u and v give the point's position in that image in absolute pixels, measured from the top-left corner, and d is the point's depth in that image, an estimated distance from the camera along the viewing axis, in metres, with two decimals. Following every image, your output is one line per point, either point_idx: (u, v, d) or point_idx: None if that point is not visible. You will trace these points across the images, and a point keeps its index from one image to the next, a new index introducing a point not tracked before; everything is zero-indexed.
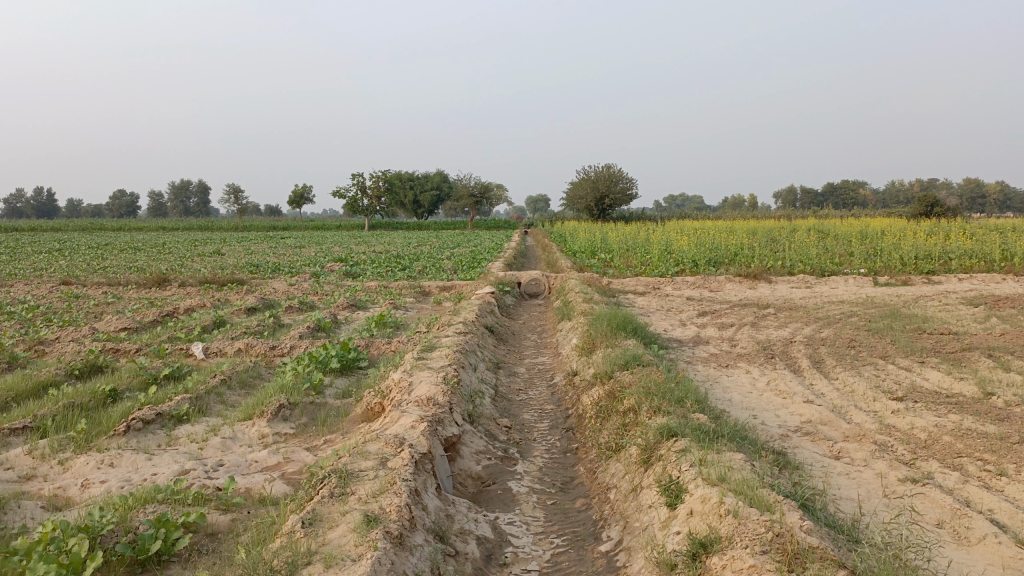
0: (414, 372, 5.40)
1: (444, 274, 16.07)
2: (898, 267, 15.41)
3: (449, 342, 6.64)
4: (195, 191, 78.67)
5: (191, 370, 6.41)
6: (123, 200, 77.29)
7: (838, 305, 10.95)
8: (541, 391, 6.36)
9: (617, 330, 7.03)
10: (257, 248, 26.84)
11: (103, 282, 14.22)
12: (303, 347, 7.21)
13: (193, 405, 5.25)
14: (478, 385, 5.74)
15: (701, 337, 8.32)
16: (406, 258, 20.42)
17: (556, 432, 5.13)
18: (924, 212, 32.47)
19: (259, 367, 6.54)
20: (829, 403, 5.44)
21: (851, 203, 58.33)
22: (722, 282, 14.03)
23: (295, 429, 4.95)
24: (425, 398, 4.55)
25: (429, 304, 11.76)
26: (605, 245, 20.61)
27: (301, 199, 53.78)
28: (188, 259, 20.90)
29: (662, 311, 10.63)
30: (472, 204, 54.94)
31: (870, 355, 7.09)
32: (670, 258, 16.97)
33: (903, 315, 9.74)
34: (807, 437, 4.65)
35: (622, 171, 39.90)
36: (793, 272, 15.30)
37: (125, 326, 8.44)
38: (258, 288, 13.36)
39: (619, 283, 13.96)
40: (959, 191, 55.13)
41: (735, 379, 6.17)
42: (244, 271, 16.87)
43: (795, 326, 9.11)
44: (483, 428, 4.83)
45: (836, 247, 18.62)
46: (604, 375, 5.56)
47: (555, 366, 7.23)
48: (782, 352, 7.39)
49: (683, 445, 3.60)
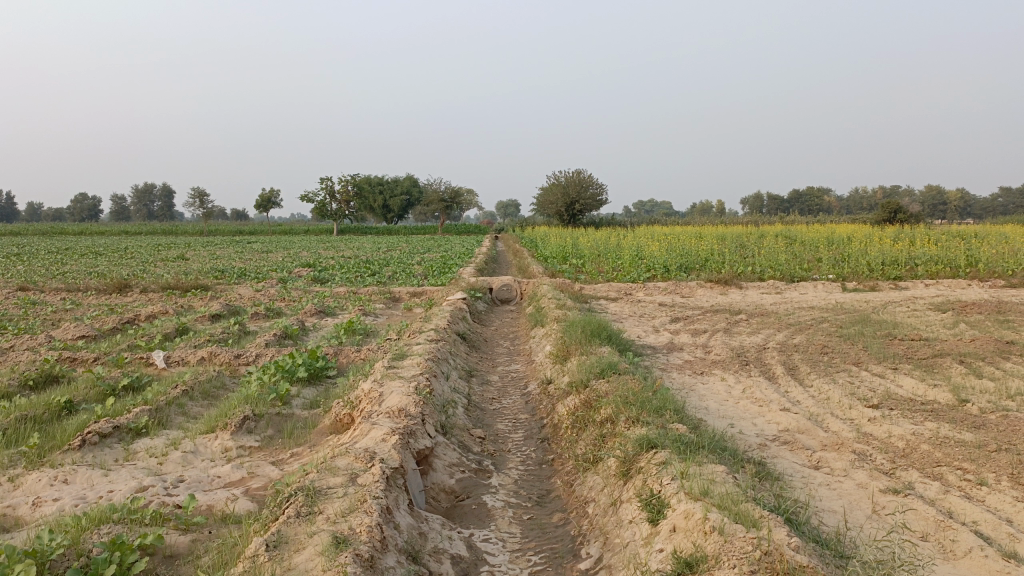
0: (384, 382, 5.23)
1: (415, 279, 15.88)
2: (865, 273, 15.58)
3: (421, 350, 6.48)
4: (159, 194, 77.29)
5: (152, 380, 6.18)
6: (85, 204, 75.69)
7: (809, 311, 10.99)
8: (514, 400, 6.24)
9: (591, 337, 6.94)
10: (222, 253, 26.37)
11: (61, 288, 13.80)
12: (269, 355, 7.00)
13: (153, 418, 5.03)
14: (450, 395, 5.61)
15: (675, 344, 8.26)
16: (376, 263, 20.18)
17: (531, 443, 5.01)
18: (887, 219, 33.02)
19: (223, 377, 6.32)
20: (806, 411, 5.40)
21: (816, 210, 59.20)
22: (693, 287, 14.05)
23: (260, 442, 4.76)
24: (397, 409, 4.40)
25: (399, 310, 11.57)
26: (576, 251, 20.58)
27: (268, 203, 53.11)
28: (151, 264, 20.43)
29: (635, 318, 10.58)
30: (441, 208, 54.68)
31: (844, 361, 7.09)
32: (641, 264, 16.97)
33: (873, 321, 9.80)
34: (785, 447, 4.58)
35: (593, 177, 40.00)
36: (763, 278, 15.38)
37: (83, 334, 8.14)
38: (224, 294, 13.06)
39: (591, 289, 13.91)
40: (920, 197, 56.24)
41: (710, 387, 6.10)
42: (209, 277, 16.50)
43: (767, 332, 9.11)
44: (456, 440, 4.70)
45: (805, 253, 18.78)
46: (579, 384, 5.45)
47: (529, 374, 7.11)
48: (756, 359, 7.36)
49: (664, 457, 3.50)
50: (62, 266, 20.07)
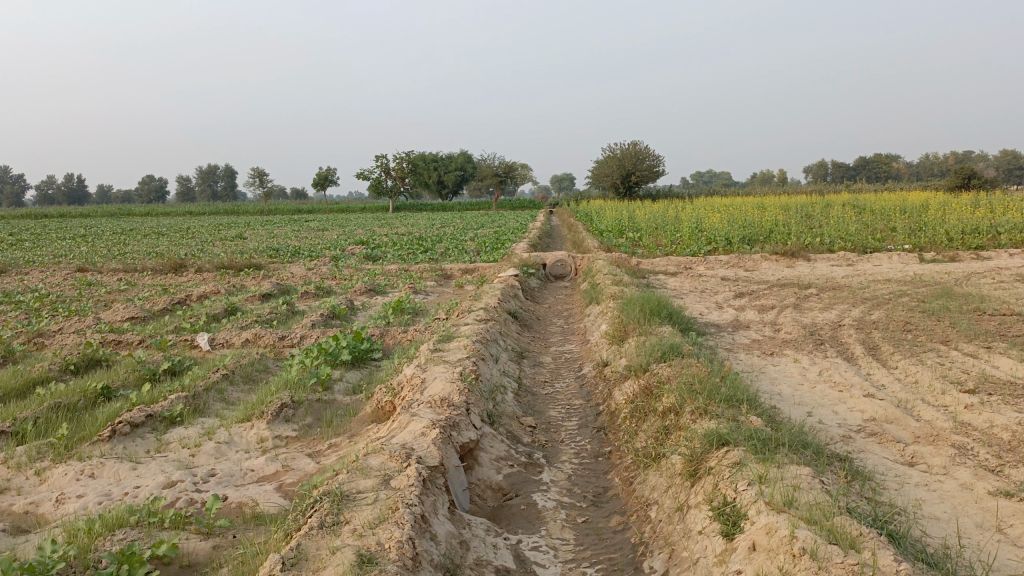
0: (428, 367, 4.89)
1: (467, 256, 15.56)
2: (943, 242, 14.60)
3: (468, 332, 6.12)
4: (222, 175, 79.04)
5: (194, 364, 5.99)
6: (152, 186, 77.93)
7: (885, 284, 10.26)
8: (568, 384, 5.85)
9: (650, 316, 6.47)
10: (279, 233, 26.62)
11: (119, 269, 13.94)
12: (314, 337, 6.74)
13: (189, 405, 4.82)
14: (498, 379, 5.25)
15: (741, 322, 7.72)
16: (429, 240, 19.96)
17: (586, 432, 4.62)
18: (961, 184, 31.29)
19: (265, 360, 6.09)
20: (893, 398, 4.86)
21: (883, 177, 56.81)
22: (757, 260, 13.37)
23: (297, 431, 4.48)
24: (439, 398, 4.05)
25: (451, 287, 11.27)
26: (633, 224, 19.97)
27: (324, 181, 53.57)
28: (208, 244, 20.62)
29: (696, 293, 10.03)
30: (495, 183, 54.28)
31: (930, 340, 6.46)
32: (701, 236, 16.29)
33: (958, 294, 9.04)
34: (872, 440, 4.09)
35: (649, 148, 38.98)
36: (832, 249, 14.56)
37: (131, 316, 8.05)
38: (275, 273, 12.98)
39: (648, 264, 13.35)
40: (995, 162, 53.38)
41: (783, 369, 5.59)
42: (263, 256, 16.51)
43: (841, 308, 8.47)
44: (504, 430, 4.33)
45: (877, 223, 17.75)
46: (638, 368, 5.01)
47: (584, 355, 6.70)
48: (832, 337, 6.78)
49: (738, 457, 3.07)
50: (125, 246, 20.47)
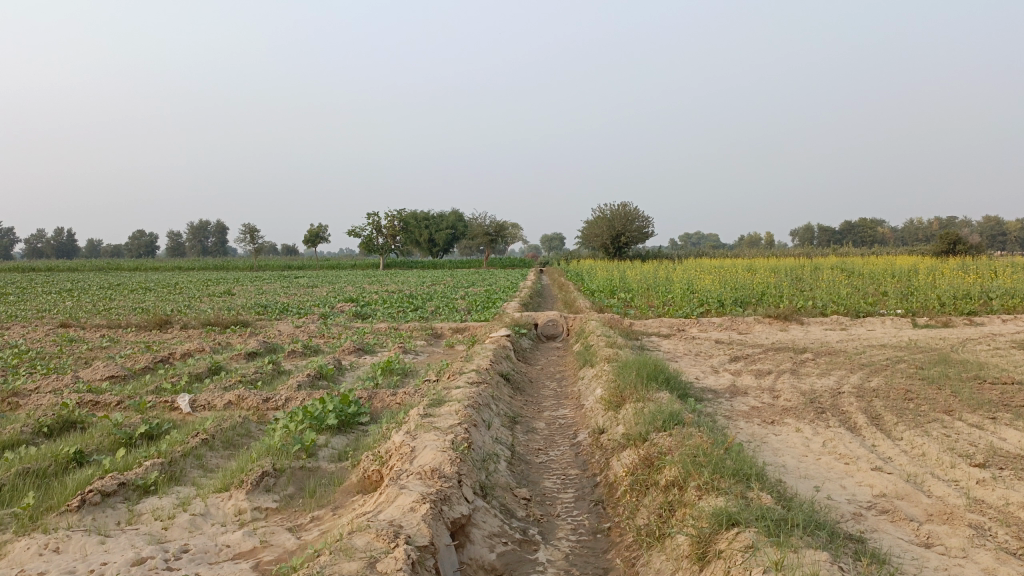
0: (417, 434, 4.68)
1: (458, 315, 15.39)
2: (936, 307, 14.57)
3: (460, 396, 5.91)
4: (212, 231, 79.09)
5: (173, 427, 5.74)
6: (142, 241, 77.86)
7: (881, 350, 10.14)
8: (563, 452, 5.63)
9: (647, 380, 6.29)
10: (268, 289, 26.47)
11: (103, 325, 13.68)
12: (299, 399, 6.51)
13: (165, 472, 4.57)
14: (491, 447, 5.04)
15: (738, 387, 7.55)
16: (419, 298, 19.82)
17: (583, 505, 4.40)
18: (947, 249, 31.60)
19: (247, 424, 5.84)
20: (901, 471, 4.67)
21: (869, 241, 57.48)
22: (750, 323, 13.27)
23: (278, 502, 4.24)
24: (430, 469, 3.84)
25: (441, 347, 11.07)
26: (624, 284, 19.92)
27: (315, 238, 53.65)
28: (195, 300, 20.40)
29: (691, 356, 9.88)
30: (486, 242, 54.50)
31: (933, 409, 6.30)
32: (693, 298, 16.22)
33: (955, 361, 8.92)
34: (884, 519, 3.89)
35: (638, 209, 39.34)
36: (825, 313, 14.49)
37: (111, 375, 7.80)
38: (263, 331, 12.75)
39: (640, 325, 13.23)
40: (979, 228, 54.18)
41: (785, 439, 5.40)
42: (251, 313, 16.30)
43: (839, 374, 8.32)
44: (498, 503, 4.11)
45: (867, 287, 17.76)
46: (637, 437, 4.82)
47: (578, 421, 6.49)
48: (832, 405, 6.61)
49: (751, 540, 2.88)
50: (109, 301, 20.20)
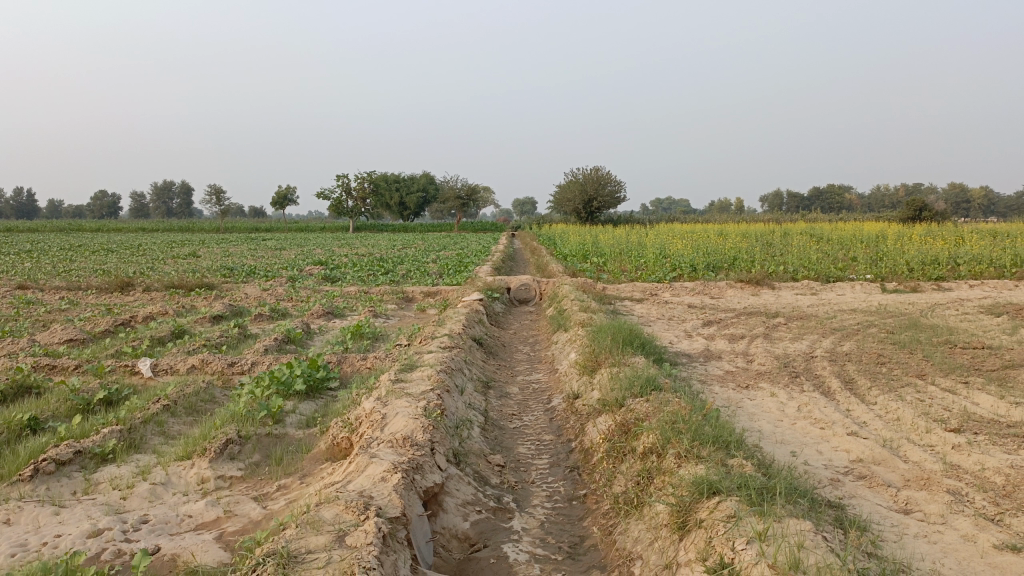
0: (388, 400, 4.53)
1: (429, 278, 15.19)
2: (904, 273, 14.70)
3: (432, 360, 5.77)
4: (178, 192, 77.42)
5: (133, 393, 5.53)
6: (104, 202, 76.04)
7: (852, 314, 10.19)
8: (537, 417, 5.54)
9: (622, 345, 6.20)
10: (235, 251, 25.96)
11: (62, 287, 13.25)
12: (266, 363, 6.32)
13: (124, 440, 4.38)
14: (464, 413, 4.92)
15: (712, 352, 7.51)
16: (389, 261, 19.55)
17: (558, 472, 4.31)
18: (912, 216, 32.00)
19: (211, 389, 5.65)
20: (877, 436, 4.65)
21: (836, 207, 58.07)
22: (723, 288, 13.27)
23: (243, 471, 4.08)
24: (401, 437, 3.70)
25: (412, 311, 10.90)
26: (596, 248, 19.84)
27: (284, 199, 52.75)
28: (159, 262, 19.91)
29: (664, 321, 9.83)
30: (457, 206, 54.03)
31: (906, 374, 6.31)
32: (665, 262, 16.19)
33: (925, 326, 8.98)
34: (861, 484, 3.86)
35: (611, 174, 39.19)
36: (796, 277, 14.56)
37: (69, 338, 7.51)
38: (229, 294, 12.46)
39: (613, 290, 13.18)
40: (944, 194, 54.99)
41: (761, 404, 5.36)
42: (217, 275, 15.92)
43: (811, 338, 8.33)
44: (471, 470, 4.00)
45: (837, 252, 17.88)
46: (613, 402, 4.73)
47: (552, 386, 6.40)
48: (806, 369, 6.59)
49: (733, 509, 2.80)
50: (70, 263, 19.62)
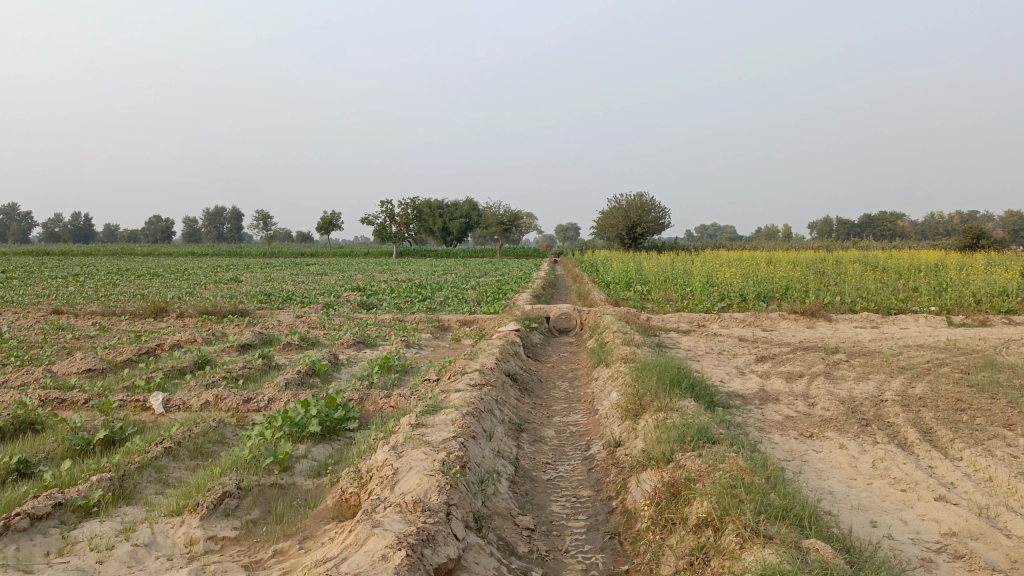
0: (404, 450, 4.03)
1: (467, 306, 14.75)
2: (971, 305, 13.77)
3: (458, 401, 5.25)
4: (228, 217, 78.92)
5: (138, 432, 5.13)
6: (158, 227, 77.93)
7: (919, 351, 9.41)
8: (573, 467, 4.99)
9: (669, 386, 5.62)
10: (277, 276, 25.96)
11: (97, 312, 13.14)
12: (283, 400, 5.89)
13: (113, 490, 3.97)
14: (490, 463, 4.39)
15: (769, 392, 6.85)
16: (428, 288, 19.20)
17: (595, 539, 3.75)
18: (969, 244, 30.62)
19: (221, 429, 5.22)
20: (970, 502, 3.98)
21: (888, 235, 56.53)
22: (775, 320, 12.55)
23: (238, 531, 3.62)
24: (413, 501, 3.18)
25: (447, 342, 10.44)
26: (640, 276, 19.23)
27: (329, 225, 53.26)
28: (200, 287, 19.92)
29: (713, 356, 9.17)
30: (500, 232, 53.78)
31: (993, 423, 5.59)
32: (713, 291, 15.49)
33: (1003, 365, 8.19)
34: (959, 567, 3.21)
35: (655, 200, 38.58)
36: (854, 309, 13.74)
37: (88, 368, 7.21)
38: (262, 321, 12.18)
39: (658, 320, 12.57)
40: (1000, 222, 53.01)
41: (828, 459, 4.72)
42: (254, 301, 15.74)
43: (878, 378, 7.61)
44: (495, 537, 3.46)
45: (895, 282, 16.95)
46: (659, 456, 4.15)
47: (591, 429, 5.84)
48: (876, 415, 5.91)
49: None
50: (114, 288, 19.70)
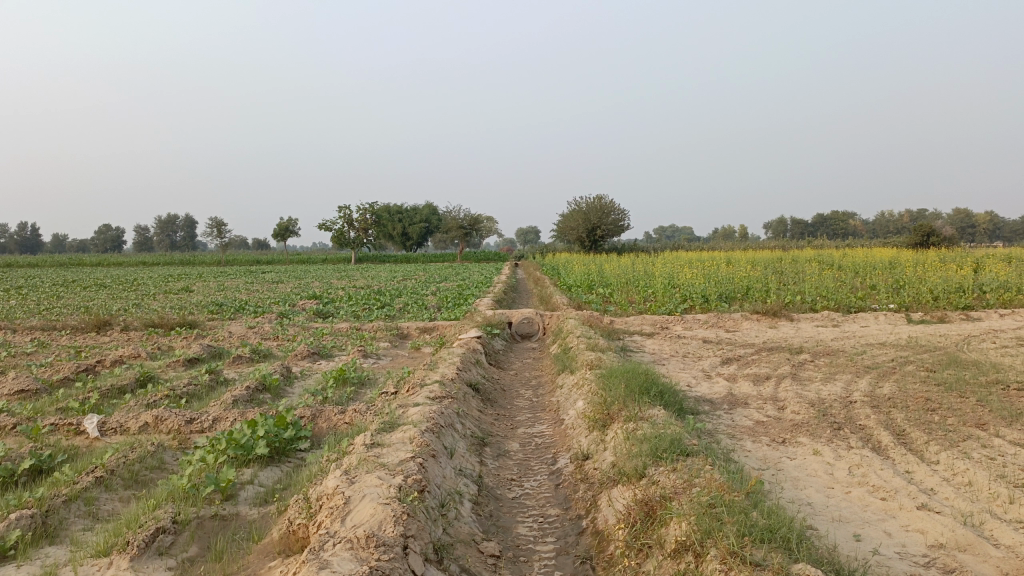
0: (358, 475, 3.73)
1: (427, 313, 14.42)
2: (929, 302, 13.88)
3: (417, 416, 4.95)
4: (181, 225, 77.16)
5: (69, 460, 4.73)
6: (109, 236, 75.92)
7: (883, 349, 9.36)
8: (540, 483, 4.73)
9: (637, 394, 5.40)
10: (231, 285, 25.25)
11: (37, 327, 12.50)
12: (230, 419, 5.53)
13: (34, 529, 3.58)
14: (452, 484, 4.11)
15: (737, 396, 6.68)
16: (387, 294, 18.85)
17: (565, 565, 3.49)
18: (920, 242, 31.22)
19: (160, 453, 4.85)
20: (953, 510, 3.81)
21: (841, 233, 57.57)
22: (738, 320, 12.48)
23: (172, 571, 3.28)
24: (366, 536, 2.88)
25: (405, 350, 10.12)
26: (601, 279, 19.10)
27: (285, 232, 52.28)
28: (149, 298, 19.27)
29: (679, 360, 9.00)
30: (460, 237, 53.42)
31: (965, 423, 5.47)
32: (675, 292, 15.40)
33: (966, 362, 8.16)
34: None
35: (614, 202, 38.65)
36: (815, 307, 13.75)
37: (20, 389, 6.74)
38: (212, 332, 11.70)
39: (621, 323, 12.40)
40: (948, 220, 54.33)
41: (804, 467, 4.54)
42: (205, 312, 15.18)
43: (845, 378, 7.51)
44: (457, 569, 3.19)
45: (853, 280, 17.06)
46: (631, 471, 3.91)
47: (557, 441, 5.59)
48: (848, 418, 5.76)
49: None
50: (57, 300, 18.92)
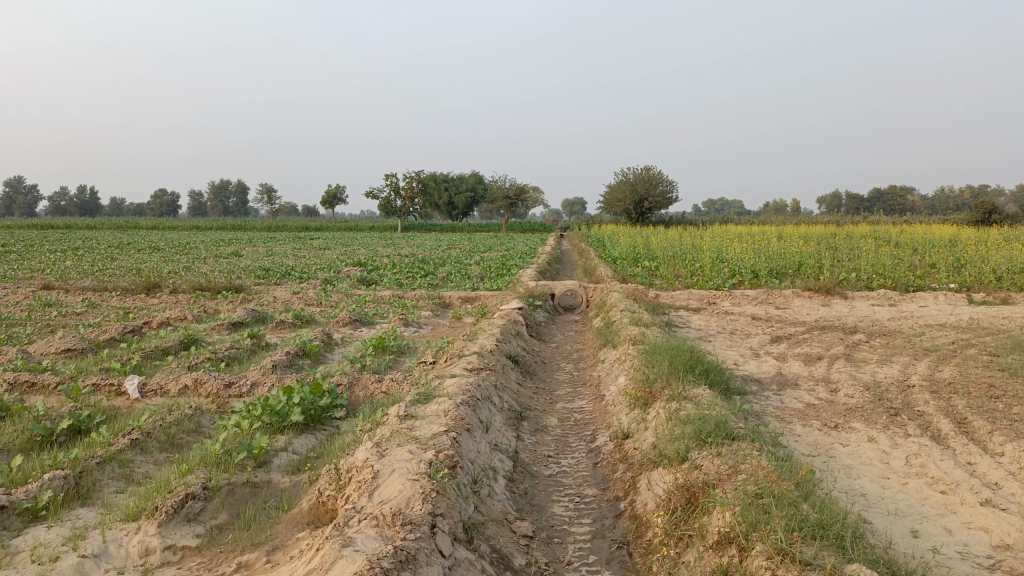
0: (389, 448, 3.63)
1: (469, 282, 14.32)
2: (992, 282, 13.26)
3: (453, 388, 4.84)
4: (234, 191, 78.52)
5: (107, 421, 4.74)
6: (164, 200, 77.70)
7: (942, 331, 8.94)
8: (578, 461, 4.59)
9: (682, 371, 5.19)
10: (279, 250, 25.56)
11: (90, 287, 12.78)
12: (267, 384, 5.50)
13: (67, 490, 3.58)
14: (486, 460, 3.99)
15: (787, 377, 6.42)
16: (431, 262, 18.84)
17: (601, 549, 3.35)
18: (982, 219, 29.94)
19: (197, 417, 4.83)
20: (1020, 508, 3.55)
21: (899, 209, 55.65)
22: (788, 297, 12.09)
23: (200, 539, 3.22)
24: (393, 515, 2.76)
25: (447, 320, 10.04)
26: (648, 251, 18.75)
27: (333, 199, 52.75)
28: (198, 261, 19.58)
29: (726, 336, 8.74)
30: (505, 206, 53.18)
31: None
32: (723, 266, 15.00)
33: None
34: None
35: (663, 174, 37.93)
36: (870, 285, 13.25)
37: (67, 348, 6.83)
38: (257, 297, 11.79)
39: (667, 297, 12.14)
40: (1013, 197, 52.08)
41: (857, 454, 4.30)
42: (252, 276, 15.35)
43: (902, 360, 7.17)
44: (487, 550, 3.07)
45: (911, 258, 16.40)
46: (673, 454, 3.73)
47: (597, 418, 5.43)
48: (906, 404, 5.46)
49: None
50: (111, 262, 19.34)
